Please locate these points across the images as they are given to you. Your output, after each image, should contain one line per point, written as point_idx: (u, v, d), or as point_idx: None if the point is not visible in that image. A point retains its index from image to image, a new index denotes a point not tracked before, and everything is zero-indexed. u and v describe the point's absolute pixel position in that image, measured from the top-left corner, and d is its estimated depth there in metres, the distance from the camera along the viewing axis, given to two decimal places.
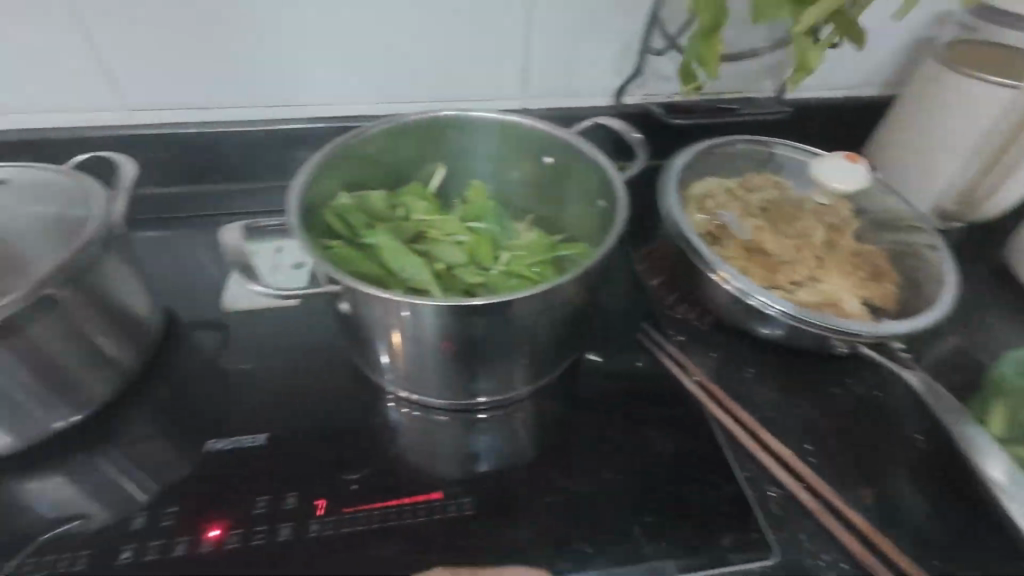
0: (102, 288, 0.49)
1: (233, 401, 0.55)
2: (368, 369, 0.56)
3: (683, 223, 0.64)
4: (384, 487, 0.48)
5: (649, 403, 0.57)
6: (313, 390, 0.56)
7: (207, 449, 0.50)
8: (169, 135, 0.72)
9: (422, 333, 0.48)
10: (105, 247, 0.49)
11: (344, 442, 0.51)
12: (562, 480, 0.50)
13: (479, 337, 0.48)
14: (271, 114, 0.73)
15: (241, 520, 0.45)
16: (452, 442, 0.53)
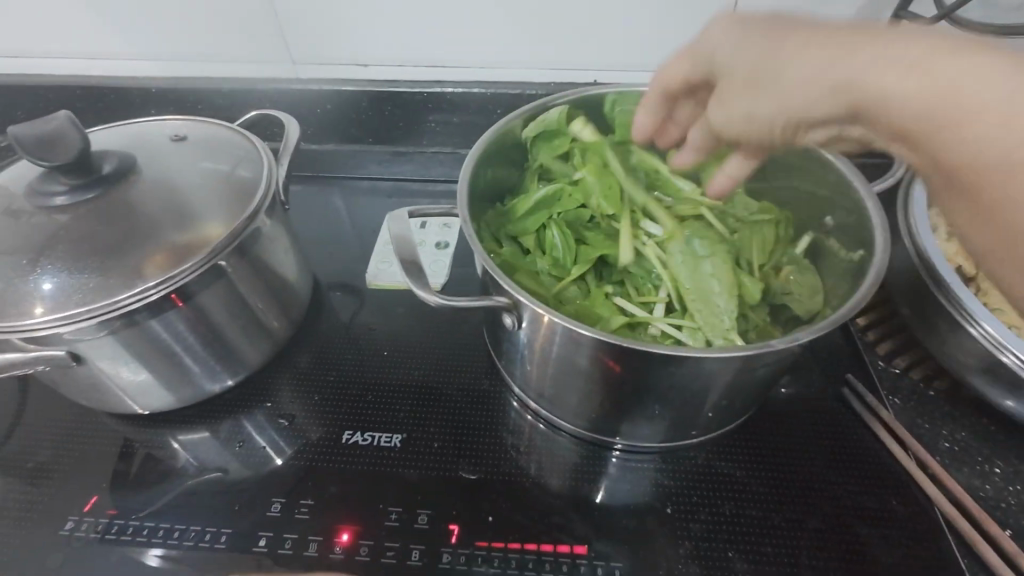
0: (264, 259, 0.47)
1: (369, 386, 0.52)
2: (511, 379, 0.49)
3: (934, 253, 0.48)
4: (523, 524, 0.42)
5: (859, 482, 0.44)
6: (447, 389, 0.51)
7: (343, 440, 0.48)
8: (334, 93, 0.71)
9: (588, 352, 0.38)
10: (269, 213, 0.47)
11: (481, 460, 0.46)
12: (736, 552, 0.40)
13: (661, 376, 0.38)
14: (431, 75, 0.70)
15: (372, 530, 0.42)
16: (598, 481, 0.45)
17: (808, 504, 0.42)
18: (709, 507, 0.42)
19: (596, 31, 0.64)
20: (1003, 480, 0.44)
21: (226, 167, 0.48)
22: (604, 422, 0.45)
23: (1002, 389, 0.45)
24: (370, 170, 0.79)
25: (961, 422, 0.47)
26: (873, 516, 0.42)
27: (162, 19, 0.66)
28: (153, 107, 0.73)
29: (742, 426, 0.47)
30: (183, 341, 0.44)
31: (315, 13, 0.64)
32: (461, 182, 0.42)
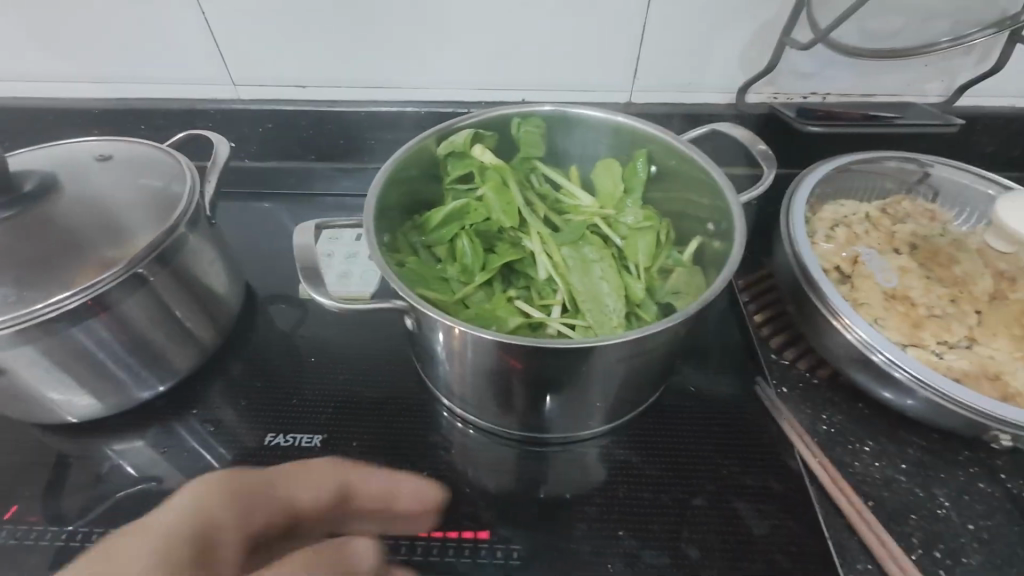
0: (188, 270, 0.49)
1: (295, 391, 0.54)
2: (430, 380, 0.53)
3: (808, 256, 0.53)
4: (432, 514, 0.45)
5: (741, 464, 0.48)
6: (370, 392, 0.54)
7: (266, 443, 0.50)
8: (273, 112, 0.74)
9: (486, 351, 0.42)
10: (191, 226, 0.49)
11: (397, 456, 0.49)
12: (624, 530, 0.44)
13: (551, 370, 0.42)
14: (366, 95, 0.73)
15: None
16: (510, 473, 0.49)
17: (693, 484, 0.46)
18: (605, 492, 0.46)
19: (518, 55, 0.68)
20: (870, 456, 0.48)
21: (158, 184, 0.51)
22: (512, 416, 0.49)
23: (870, 378, 0.50)
24: (313, 186, 0.81)
25: (839, 406, 0.52)
26: (750, 493, 0.46)
27: (101, 43, 0.68)
28: (95, 127, 0.75)
29: (640, 416, 0.52)
30: (106, 350, 0.46)
31: (250, 36, 0.67)
32: (368, 201, 0.45)
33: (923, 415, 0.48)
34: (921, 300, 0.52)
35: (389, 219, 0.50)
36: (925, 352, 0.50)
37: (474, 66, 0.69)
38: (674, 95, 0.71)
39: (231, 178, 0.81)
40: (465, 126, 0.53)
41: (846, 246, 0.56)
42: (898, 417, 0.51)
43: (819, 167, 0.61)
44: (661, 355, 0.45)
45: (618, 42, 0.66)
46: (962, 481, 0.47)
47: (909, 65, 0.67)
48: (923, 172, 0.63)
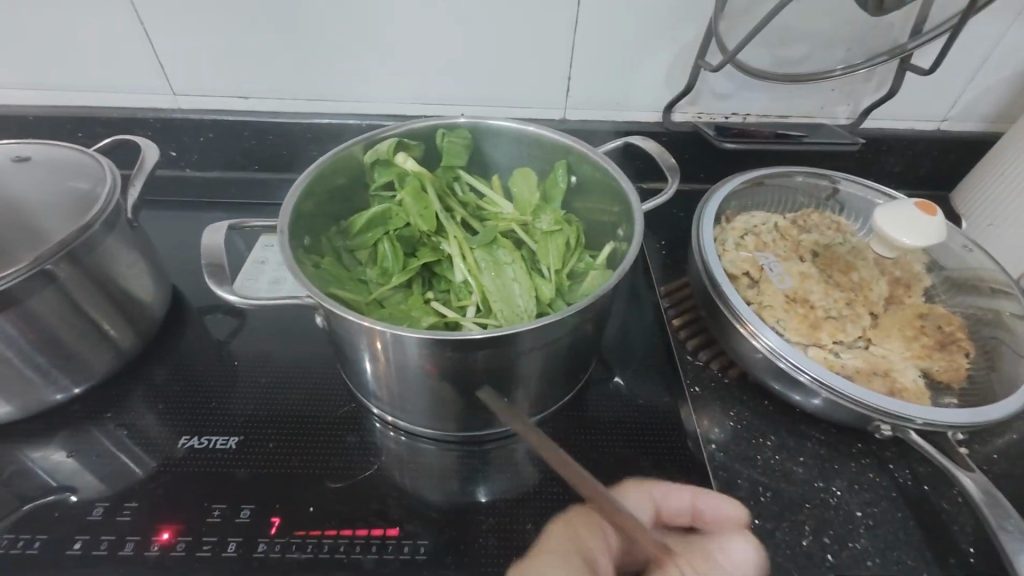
0: (104, 271, 0.49)
1: (216, 395, 0.54)
2: (351, 380, 0.53)
3: (714, 263, 0.57)
4: (342, 513, 0.45)
5: (652, 459, 0.50)
6: (291, 396, 0.54)
7: (180, 445, 0.50)
8: (214, 122, 0.75)
9: (399, 347, 0.43)
10: (108, 227, 0.49)
11: (313, 456, 0.49)
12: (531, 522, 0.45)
13: (460, 363, 0.44)
14: (308, 107, 0.74)
15: (193, 527, 0.44)
16: (428, 474, 0.49)
17: (603, 476, 0.48)
18: (518, 488, 0.48)
19: (456, 71, 0.71)
20: (773, 450, 0.51)
21: (85, 186, 0.51)
22: (431, 415, 0.50)
23: (773, 377, 0.53)
24: (256, 196, 0.82)
25: (748, 404, 0.55)
26: (657, 483, 0.49)
27: (36, 50, 0.69)
28: (30, 133, 0.75)
29: (555, 415, 0.54)
30: (11, 347, 0.45)
31: (189, 47, 0.68)
32: (284, 205, 0.47)
33: (820, 411, 0.51)
34: (819, 303, 0.56)
35: (311, 223, 0.51)
36: (823, 351, 0.53)
37: (414, 81, 0.72)
38: (606, 113, 0.75)
39: (172, 188, 0.81)
40: (388, 135, 0.55)
41: (756, 253, 0.60)
42: (801, 414, 0.54)
43: (736, 179, 0.65)
44: (569, 349, 0.47)
45: (550, 62, 0.70)
46: (855, 472, 0.50)
47: (819, 89, 0.72)
48: (832, 188, 0.68)
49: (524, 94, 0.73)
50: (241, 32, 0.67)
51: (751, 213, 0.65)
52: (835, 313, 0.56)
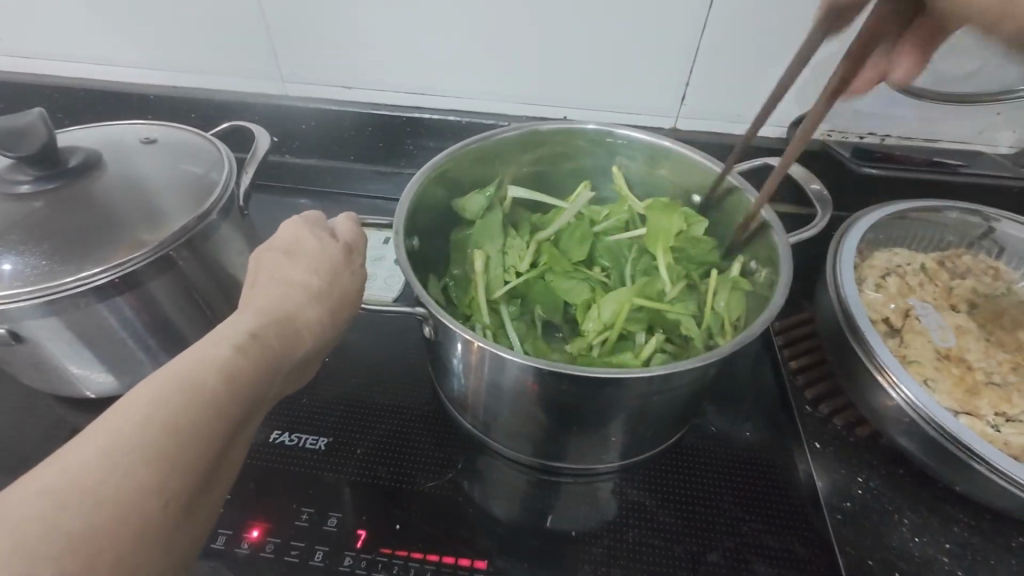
0: (214, 255, 0.49)
1: (304, 390, 0.53)
2: (440, 390, 0.51)
3: (854, 303, 0.50)
4: (427, 535, 0.44)
5: (763, 521, 0.45)
6: (381, 399, 0.53)
7: (270, 440, 0.49)
8: (316, 110, 0.74)
9: (507, 373, 0.40)
10: (224, 215, 0.50)
11: (399, 469, 0.48)
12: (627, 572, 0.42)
13: (567, 395, 0.40)
14: (410, 101, 0.73)
15: (283, 528, 0.43)
16: (514, 499, 0.48)
17: (704, 535, 0.44)
18: (614, 533, 0.45)
19: (563, 71, 0.67)
20: (910, 530, 0.45)
21: (199, 171, 0.51)
22: (525, 441, 0.47)
23: (912, 441, 0.46)
24: (350, 186, 0.82)
25: (878, 470, 0.48)
26: (768, 555, 0.43)
27: (159, 32, 0.70)
28: (149, 111, 0.78)
29: (657, 457, 0.49)
30: (127, 328, 0.46)
31: (300, 34, 0.68)
32: (401, 204, 0.48)
33: (971, 490, 0.44)
34: (978, 363, 0.49)
35: (414, 227, 0.52)
36: (980, 422, 0.45)
37: (517, 80, 0.69)
38: (722, 126, 0.69)
39: (273, 173, 0.82)
40: (503, 137, 0.55)
41: (897, 297, 0.53)
42: (943, 489, 0.47)
43: (877, 210, 0.57)
44: (687, 391, 0.42)
45: (666, 67, 0.64)
46: (1014, 570, 0.42)
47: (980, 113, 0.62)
48: (987, 227, 0.58)
49: (633, 99, 0.68)
50: (348, 20, 0.66)
51: (887, 251, 0.57)
52: (992, 381, 0.48)
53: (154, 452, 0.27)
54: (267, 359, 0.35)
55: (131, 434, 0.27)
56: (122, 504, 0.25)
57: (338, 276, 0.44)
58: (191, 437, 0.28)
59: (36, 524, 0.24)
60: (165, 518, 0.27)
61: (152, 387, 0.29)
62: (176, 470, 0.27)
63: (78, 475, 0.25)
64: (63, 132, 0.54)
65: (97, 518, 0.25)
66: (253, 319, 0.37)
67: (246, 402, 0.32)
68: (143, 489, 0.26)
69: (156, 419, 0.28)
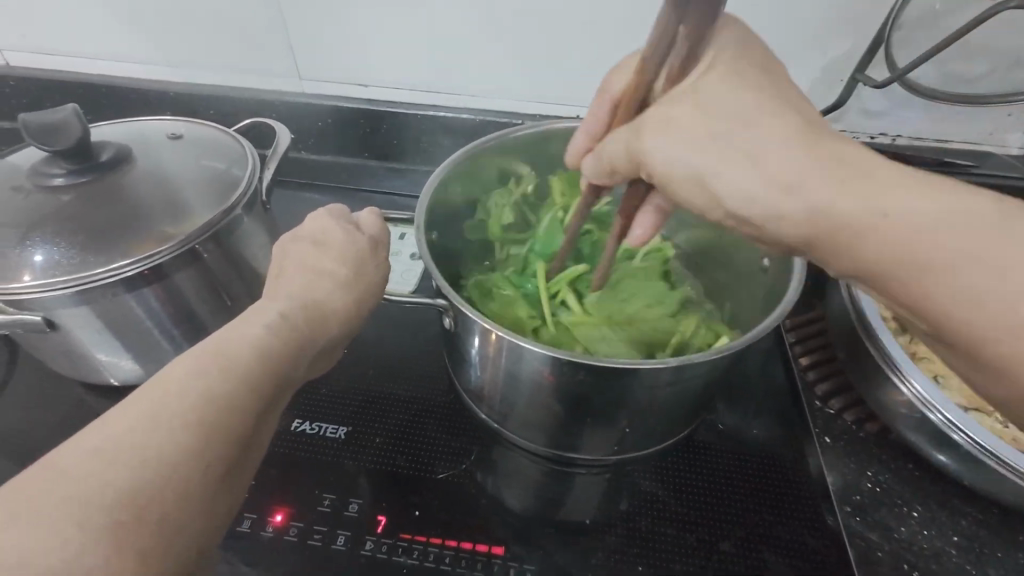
0: (237, 249, 0.51)
1: (323, 380, 0.54)
2: (457, 382, 0.53)
3: (865, 300, 0.51)
4: (446, 521, 0.45)
5: (773, 512, 0.46)
6: (400, 391, 0.54)
7: (291, 428, 0.50)
8: (333, 108, 0.76)
9: (526, 364, 0.41)
10: (247, 209, 0.51)
11: (417, 458, 0.49)
12: (641, 559, 0.43)
13: (585, 386, 0.41)
14: (425, 99, 0.74)
15: (304, 513, 0.45)
16: (530, 488, 0.49)
17: (716, 525, 0.45)
18: (627, 522, 0.46)
19: (577, 70, 0.68)
20: (918, 523, 0.45)
21: (223, 166, 0.53)
22: (540, 431, 0.48)
23: (921, 435, 0.46)
24: (364, 183, 0.82)
25: (888, 465, 0.49)
26: (778, 543, 0.44)
27: (181, 30, 0.72)
28: (167, 108, 0.79)
29: (668, 449, 0.50)
30: (153, 318, 0.48)
31: (318, 32, 0.69)
32: (421, 200, 0.49)
33: (979, 484, 0.45)
34: None
35: (432, 223, 0.53)
36: (989, 418, 0.46)
37: (532, 79, 0.69)
38: None
39: (289, 169, 0.83)
40: (519, 135, 0.57)
41: None
42: (952, 484, 0.47)
43: None
44: (701, 384, 0.43)
45: None
46: (1021, 563, 0.43)
47: (991, 114, 0.62)
48: None
49: None
50: (366, 19, 0.67)
51: None
52: None
53: (192, 419, 0.28)
54: (295, 340, 0.36)
55: (170, 404, 0.28)
56: (161, 468, 0.26)
57: (363, 265, 0.45)
58: (225, 408, 0.30)
59: (84, 482, 0.25)
60: (200, 486, 0.27)
61: (189, 362, 0.31)
62: (212, 437, 0.28)
63: (122, 438, 0.27)
64: (90, 127, 0.56)
65: (140, 479, 0.26)
66: (284, 306, 0.38)
67: (277, 380, 0.33)
68: (182, 453, 0.27)
69: (193, 390, 0.29)
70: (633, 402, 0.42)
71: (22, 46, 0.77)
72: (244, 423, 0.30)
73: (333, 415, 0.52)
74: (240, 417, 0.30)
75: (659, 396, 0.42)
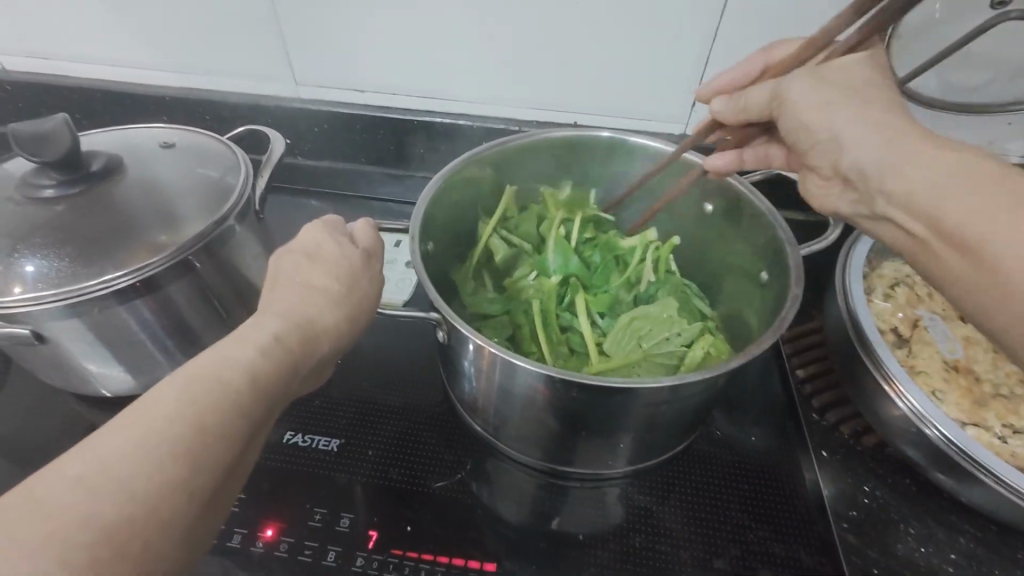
0: (231, 259, 0.50)
1: (317, 390, 0.54)
2: (452, 393, 0.52)
3: (863, 313, 0.50)
4: (438, 536, 0.45)
5: (768, 528, 0.46)
6: (395, 402, 0.54)
7: (284, 440, 0.50)
8: (329, 113, 0.75)
9: (520, 379, 0.41)
10: (240, 219, 0.50)
11: (411, 471, 0.49)
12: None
13: (580, 402, 0.40)
14: (422, 105, 0.73)
15: (294, 527, 0.44)
16: (525, 502, 0.48)
17: (711, 541, 0.45)
18: (621, 537, 0.45)
19: (575, 77, 0.67)
20: (915, 540, 0.45)
21: (216, 175, 0.52)
22: (534, 445, 0.48)
23: (918, 451, 0.46)
24: (361, 188, 0.82)
25: (884, 480, 0.48)
26: (774, 561, 0.44)
27: (177, 35, 0.71)
28: (164, 113, 0.78)
29: (664, 463, 0.50)
30: (146, 330, 0.47)
31: (314, 36, 0.68)
32: (416, 210, 0.48)
33: (977, 501, 0.44)
34: (985, 375, 0.49)
35: (427, 233, 0.53)
36: (987, 434, 0.46)
37: (529, 85, 0.69)
38: None
39: (286, 175, 0.83)
40: (516, 144, 0.56)
41: (906, 307, 0.54)
42: (950, 500, 0.47)
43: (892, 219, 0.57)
44: (697, 400, 0.43)
45: (678, 75, 0.65)
46: None
47: (992, 123, 0.62)
48: None
49: (643, 105, 0.68)
50: (363, 25, 0.67)
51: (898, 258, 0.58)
52: (998, 393, 0.48)
53: (180, 447, 0.28)
54: (288, 360, 0.35)
55: (161, 430, 0.28)
56: (149, 498, 0.26)
57: (355, 278, 0.45)
58: (214, 436, 0.29)
59: (68, 512, 0.25)
60: (186, 512, 0.28)
61: (179, 384, 0.30)
62: (200, 467, 0.28)
63: (109, 467, 0.26)
64: (83, 135, 0.55)
65: (125, 508, 0.26)
66: (274, 320, 0.38)
67: (266, 402, 0.33)
68: (169, 483, 0.27)
69: (182, 416, 0.29)
70: (627, 418, 0.42)
71: (17, 50, 0.76)
72: (231, 448, 0.30)
73: (328, 426, 0.51)
74: (228, 442, 0.30)
75: (654, 412, 0.41)
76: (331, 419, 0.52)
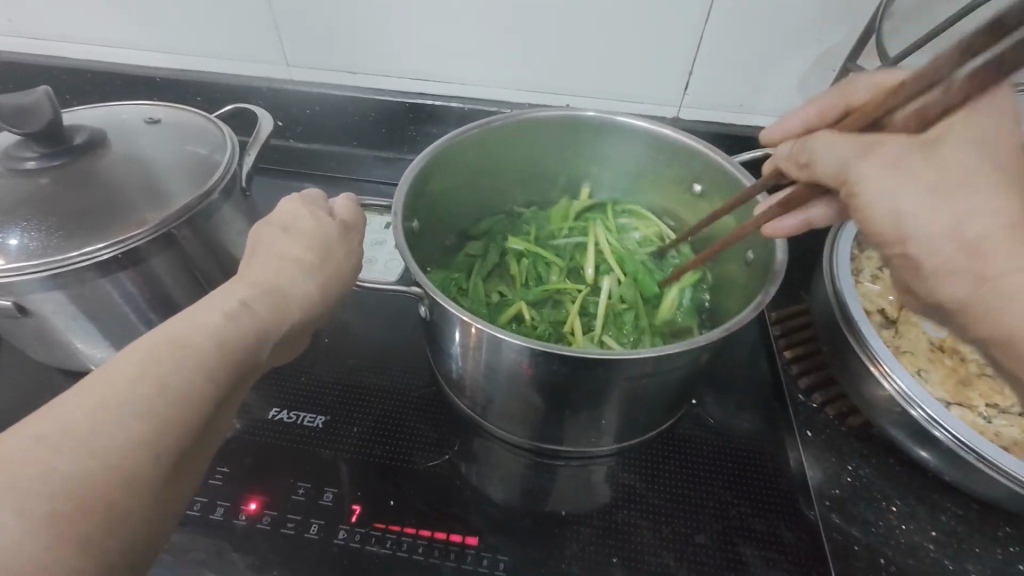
0: (214, 234, 0.50)
1: (304, 368, 0.54)
2: (438, 370, 0.52)
3: (848, 294, 0.50)
4: (422, 511, 0.45)
5: (751, 505, 0.46)
6: (384, 381, 0.54)
7: (269, 417, 0.50)
8: (320, 95, 0.75)
9: (503, 355, 0.41)
10: (224, 195, 0.50)
11: (396, 448, 0.49)
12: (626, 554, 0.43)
13: (564, 375, 0.40)
14: (413, 87, 0.73)
15: (278, 502, 0.45)
16: (510, 479, 0.49)
17: (698, 517, 0.45)
18: (605, 514, 0.46)
19: (568, 60, 0.67)
20: (897, 519, 0.45)
21: (202, 152, 0.52)
22: (523, 423, 0.48)
23: (902, 429, 0.46)
24: (353, 171, 0.82)
25: (868, 459, 0.48)
26: (756, 537, 0.44)
27: (167, 16, 0.71)
28: (154, 94, 0.78)
29: (650, 441, 0.50)
30: (130, 303, 0.47)
31: (303, 14, 0.67)
32: (400, 184, 0.48)
33: (960, 480, 0.44)
34: (971, 356, 0.49)
35: (413, 211, 0.52)
36: (971, 413, 0.46)
37: (521, 69, 0.69)
38: (724, 115, 0.68)
39: (277, 157, 0.82)
40: (505, 123, 0.55)
41: (893, 288, 0.54)
42: (934, 480, 0.47)
43: None
44: (680, 375, 0.43)
45: (672, 57, 0.64)
46: (999, 560, 0.43)
47: None
48: None
49: (635, 88, 0.68)
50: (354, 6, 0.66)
51: None
52: (984, 370, 0.48)
53: (145, 410, 0.28)
54: (263, 329, 0.35)
55: (127, 391, 0.28)
56: (108, 456, 0.26)
57: (340, 255, 0.44)
58: (183, 398, 0.29)
59: (29, 468, 0.24)
60: (151, 471, 0.27)
61: (143, 350, 0.30)
62: (165, 428, 0.28)
63: (75, 427, 0.26)
64: (67, 111, 0.55)
65: (86, 464, 0.25)
66: (254, 294, 0.37)
67: (244, 374, 0.33)
68: (128, 444, 0.27)
69: (152, 378, 0.29)
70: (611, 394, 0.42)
71: (6, 29, 0.76)
72: (198, 413, 0.30)
73: (313, 406, 0.51)
74: (198, 406, 0.30)
75: (635, 386, 0.42)
76: (318, 399, 0.52)
